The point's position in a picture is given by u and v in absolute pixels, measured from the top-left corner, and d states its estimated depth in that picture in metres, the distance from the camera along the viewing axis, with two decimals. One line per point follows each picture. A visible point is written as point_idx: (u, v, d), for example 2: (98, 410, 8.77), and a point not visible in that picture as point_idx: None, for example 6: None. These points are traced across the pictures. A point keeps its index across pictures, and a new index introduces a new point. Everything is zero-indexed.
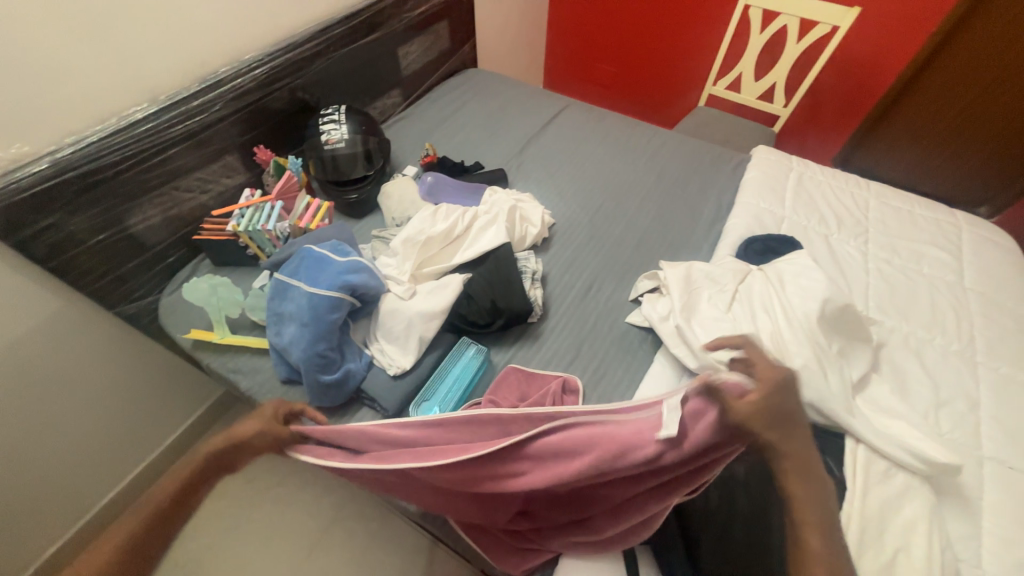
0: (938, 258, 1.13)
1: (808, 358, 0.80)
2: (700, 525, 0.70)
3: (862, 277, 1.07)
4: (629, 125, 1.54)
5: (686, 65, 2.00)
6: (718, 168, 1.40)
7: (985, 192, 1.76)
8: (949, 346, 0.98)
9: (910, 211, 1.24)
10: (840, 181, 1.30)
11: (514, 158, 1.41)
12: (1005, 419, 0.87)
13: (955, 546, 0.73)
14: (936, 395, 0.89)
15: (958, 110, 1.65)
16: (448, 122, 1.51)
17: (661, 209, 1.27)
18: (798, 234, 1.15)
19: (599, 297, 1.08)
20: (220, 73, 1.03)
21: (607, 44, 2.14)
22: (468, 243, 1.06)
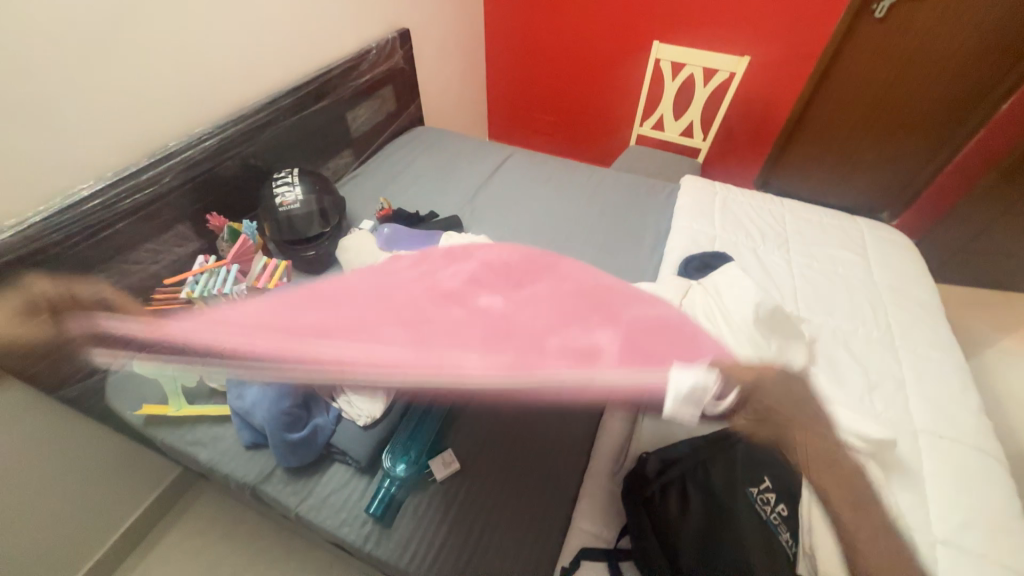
0: (850, 259, 1.28)
1: (751, 359, 0.87)
2: (678, 537, 0.70)
3: (791, 282, 1.19)
4: (569, 166, 1.67)
5: (615, 111, 2.22)
6: (653, 197, 1.54)
7: (889, 193, 2.06)
8: (872, 334, 1.09)
9: (820, 220, 1.41)
10: (757, 201, 1.47)
11: (466, 204, 1.49)
12: (927, 394, 0.98)
13: (908, 517, 0.79)
14: (867, 378, 0.99)
15: (849, 128, 1.95)
16: (401, 177, 1.58)
17: (606, 239, 1.37)
18: (730, 250, 1.27)
19: None
20: (170, 147, 1.06)
21: (544, 97, 2.35)
22: None
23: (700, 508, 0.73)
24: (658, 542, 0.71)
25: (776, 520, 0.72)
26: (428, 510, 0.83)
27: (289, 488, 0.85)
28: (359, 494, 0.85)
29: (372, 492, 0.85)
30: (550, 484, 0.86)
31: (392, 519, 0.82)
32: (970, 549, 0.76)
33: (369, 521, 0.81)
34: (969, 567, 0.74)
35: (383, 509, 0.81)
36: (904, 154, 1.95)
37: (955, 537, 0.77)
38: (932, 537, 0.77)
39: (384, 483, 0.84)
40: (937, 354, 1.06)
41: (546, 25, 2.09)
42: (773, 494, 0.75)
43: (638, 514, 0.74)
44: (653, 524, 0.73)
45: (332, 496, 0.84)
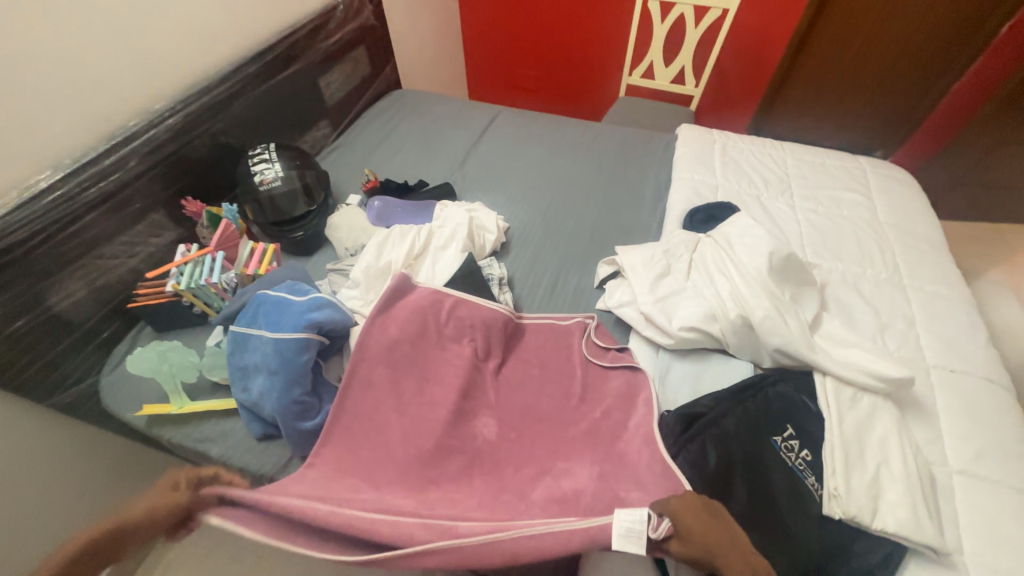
0: (854, 200, 1.25)
1: (768, 309, 0.86)
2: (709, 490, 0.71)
3: (798, 229, 1.16)
4: (561, 123, 1.59)
5: (601, 61, 2.11)
6: (650, 150, 1.48)
7: (885, 131, 2.01)
8: (880, 275, 1.08)
9: (821, 162, 1.37)
10: (757, 146, 1.42)
11: (456, 170, 1.41)
12: (937, 331, 0.98)
13: (926, 451, 0.81)
14: (878, 319, 0.99)
15: (845, 64, 1.87)
16: (384, 146, 1.49)
17: (606, 197, 1.32)
18: (734, 199, 1.23)
19: (567, 288, 1.11)
20: (130, 127, 0.96)
21: (525, 51, 2.21)
22: (429, 263, 1.05)
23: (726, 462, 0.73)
24: None
25: (802, 466, 0.73)
26: None
27: None
28: None
29: None
30: None
31: None
32: (984, 476, 0.78)
33: None
34: (984, 493, 0.76)
35: None
36: (902, 89, 1.88)
37: (971, 466, 0.79)
38: (948, 469, 0.80)
39: None
40: (944, 290, 1.06)
41: None
42: (796, 441, 0.76)
43: None
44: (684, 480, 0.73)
45: None
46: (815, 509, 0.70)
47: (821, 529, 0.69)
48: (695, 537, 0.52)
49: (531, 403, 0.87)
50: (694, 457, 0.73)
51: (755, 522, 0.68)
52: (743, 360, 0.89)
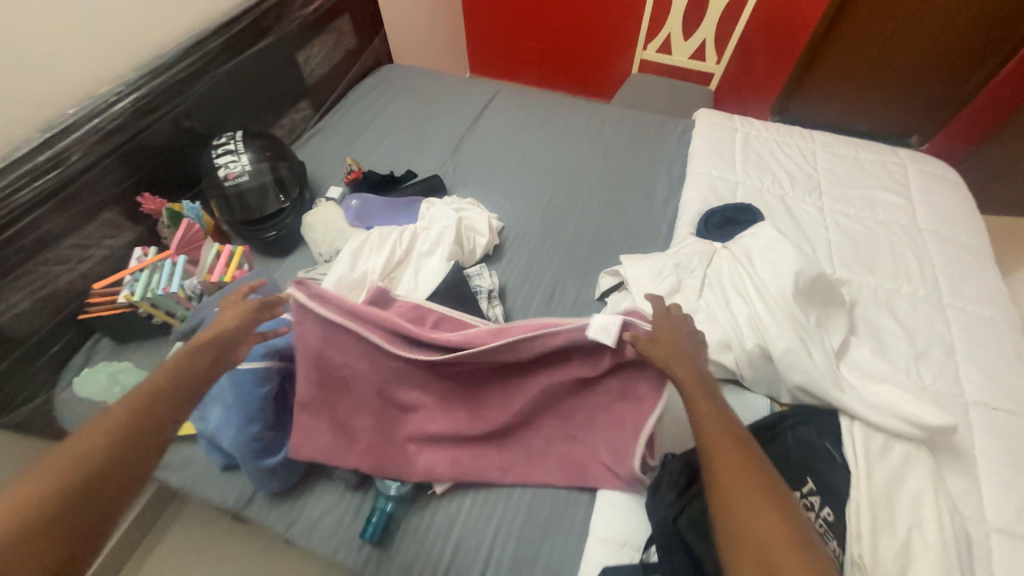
0: (890, 202, 1.12)
1: (792, 339, 0.75)
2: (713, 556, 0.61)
3: (825, 236, 1.04)
4: (565, 105, 1.44)
5: (613, 32, 1.92)
6: (664, 138, 1.34)
7: (923, 113, 1.81)
8: (916, 292, 0.97)
9: (856, 156, 1.23)
10: (783, 136, 1.27)
11: (448, 159, 1.28)
12: (979, 361, 0.87)
13: (961, 504, 0.72)
14: (913, 346, 0.88)
15: (884, 39, 1.66)
16: (370, 130, 1.36)
17: (612, 193, 1.19)
18: (754, 199, 1.10)
19: (565, 300, 1.00)
20: (69, 116, 0.85)
21: (529, 20, 2.02)
22: (411, 273, 0.94)
23: None
24: (687, 556, 0.63)
25: (822, 528, 0.64)
26: (431, 528, 0.74)
27: (272, 512, 0.77)
28: (352, 516, 0.76)
29: (366, 513, 0.76)
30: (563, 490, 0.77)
31: (391, 541, 0.74)
32: None
33: (365, 545, 0.73)
34: None
35: (379, 534, 0.73)
36: (947, 68, 1.67)
37: (1013, 524, 0.70)
38: (986, 526, 0.70)
39: (377, 505, 0.74)
40: (989, 311, 0.94)
41: None
42: (816, 497, 0.67)
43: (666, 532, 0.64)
44: (685, 541, 0.63)
45: (322, 519, 0.76)
46: None
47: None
48: (655, 345, 0.66)
49: (518, 437, 0.79)
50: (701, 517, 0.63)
51: None
52: (759, 394, 0.79)
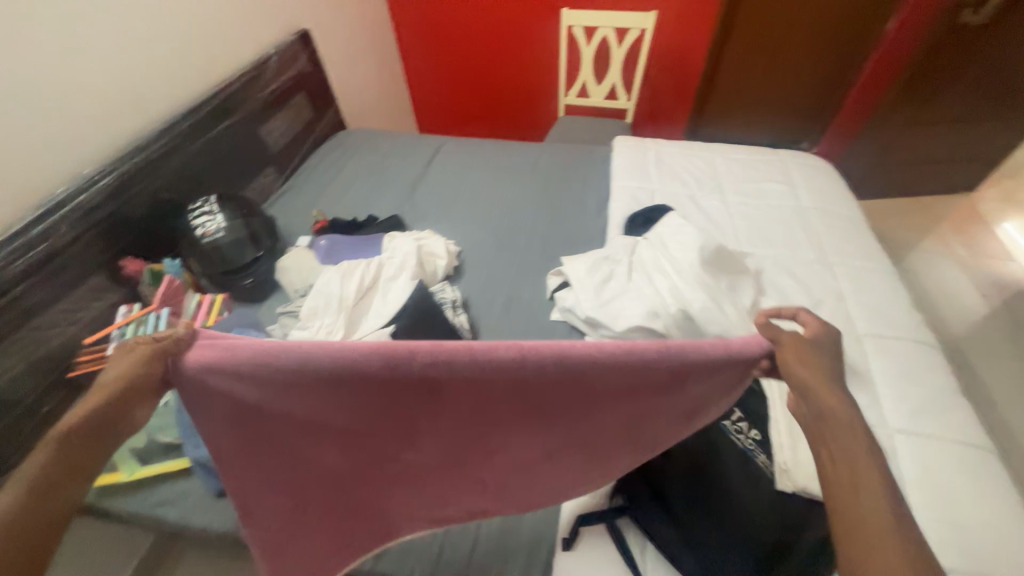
0: (779, 190, 1.34)
1: (705, 300, 0.90)
2: (666, 486, 0.74)
3: (730, 222, 1.24)
4: (503, 147, 1.65)
5: (540, 84, 2.19)
6: (589, 163, 1.56)
7: (807, 124, 2.17)
8: (809, 256, 1.15)
9: (747, 158, 1.47)
10: (687, 149, 1.51)
11: (405, 201, 1.44)
12: (866, 302, 1.04)
13: (867, 416, 0.86)
14: (811, 297, 1.05)
15: (761, 71, 2.02)
16: (332, 186, 1.51)
17: (552, 212, 1.37)
18: (669, 201, 1.31)
19: (521, 304, 1.13)
20: (58, 194, 0.94)
21: (467, 84, 2.30)
22: (381, 295, 1.03)
23: (684, 463, 0.76)
24: (648, 490, 0.75)
25: (752, 445, 0.76)
26: None
27: None
28: None
29: None
30: None
31: None
32: (921, 432, 0.83)
33: None
34: (922, 448, 0.81)
35: None
36: (813, 87, 2.05)
37: (909, 424, 0.84)
38: (888, 430, 0.84)
39: None
40: (868, 264, 1.14)
41: (458, 8, 2.02)
42: (744, 422, 0.79)
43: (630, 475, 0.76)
44: (643, 478, 0.76)
45: None
46: (768, 487, 0.72)
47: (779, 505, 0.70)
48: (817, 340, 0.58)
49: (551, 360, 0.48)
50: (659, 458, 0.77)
51: (708, 517, 0.71)
52: None
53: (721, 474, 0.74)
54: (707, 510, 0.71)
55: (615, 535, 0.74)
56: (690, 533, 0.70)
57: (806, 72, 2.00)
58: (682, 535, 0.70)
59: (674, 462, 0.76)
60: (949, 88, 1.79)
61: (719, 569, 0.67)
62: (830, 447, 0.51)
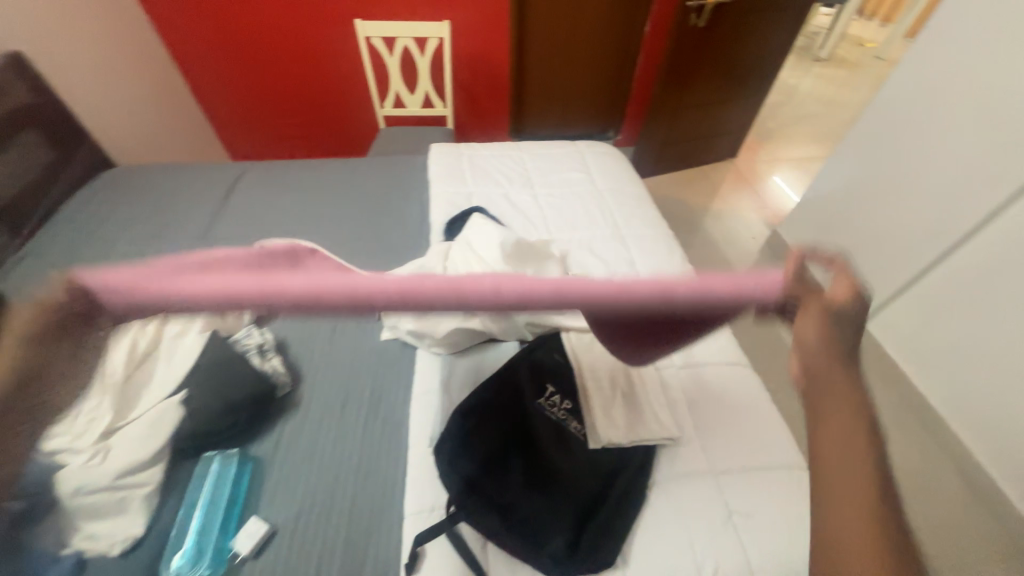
0: (578, 177, 1.50)
1: None
2: (489, 476, 0.75)
3: (540, 213, 1.34)
4: (314, 167, 1.55)
5: (354, 96, 2.11)
6: (407, 173, 1.55)
7: (608, 116, 2.46)
8: (606, 233, 1.31)
9: (550, 152, 1.61)
10: (498, 150, 1.60)
11: (199, 243, 1.26)
12: (650, 264, 1.22)
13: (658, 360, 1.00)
14: (609, 269, 1.19)
15: (559, 73, 2.23)
16: (96, 239, 1.25)
17: (372, 228, 1.33)
18: (484, 202, 1.37)
19: (347, 329, 1.07)
20: None
21: (272, 103, 2.11)
22: (164, 361, 0.88)
23: (504, 445, 0.79)
24: (477, 489, 0.74)
25: (565, 415, 0.84)
26: None
27: None
28: None
29: None
30: (380, 492, 0.81)
31: None
32: (698, 362, 1.00)
33: None
34: (700, 376, 0.97)
35: None
36: (606, 83, 2.32)
37: (690, 358, 1.01)
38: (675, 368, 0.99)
39: None
40: (651, 231, 1.34)
41: (239, 22, 1.83)
42: (557, 396, 0.86)
43: (455, 478, 0.74)
44: (468, 478, 0.75)
45: None
46: (582, 448, 0.81)
47: (590, 460, 0.80)
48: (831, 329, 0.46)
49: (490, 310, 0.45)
50: (479, 449, 0.77)
51: (531, 492, 0.75)
52: (510, 341, 0.98)
53: (538, 448, 0.80)
54: (535, 487, 0.76)
55: (458, 543, 0.72)
56: (520, 514, 0.73)
57: (598, 72, 2.26)
58: (512, 523, 0.72)
59: (495, 449, 0.78)
60: (699, 77, 2.18)
61: (550, 544, 0.71)
62: (808, 427, 0.45)
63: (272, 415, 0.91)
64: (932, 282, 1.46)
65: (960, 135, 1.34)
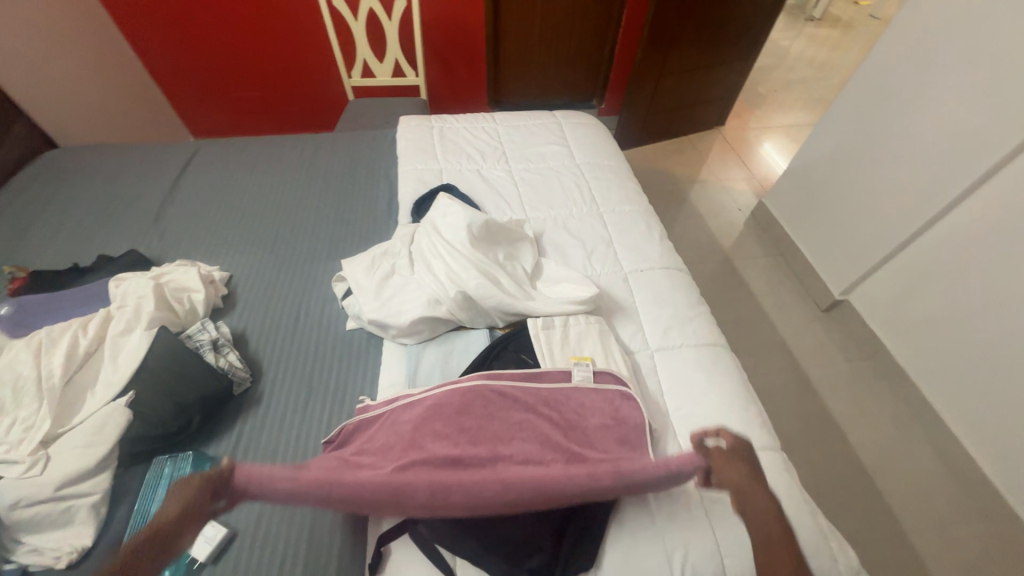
0: (556, 150, 1.43)
1: (479, 278, 0.91)
2: None
3: (514, 190, 1.28)
4: (275, 144, 1.45)
5: (319, 63, 1.97)
6: (375, 149, 1.46)
7: (591, 83, 2.34)
8: (584, 210, 1.25)
9: (526, 124, 1.53)
10: (471, 122, 1.51)
11: (150, 229, 1.18)
12: (628, 242, 1.18)
13: (633, 344, 0.97)
14: (585, 249, 1.14)
15: (539, 36, 2.09)
16: (36, 227, 1.16)
17: (338, 210, 1.26)
18: (456, 179, 1.30)
19: (310, 321, 1.02)
20: None
21: (230, 73, 1.96)
22: (108, 359, 0.82)
23: None
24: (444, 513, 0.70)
25: None
26: None
27: None
28: None
29: None
30: None
31: None
32: (674, 345, 0.97)
33: None
34: (676, 359, 0.95)
35: None
36: (589, 46, 2.19)
37: (665, 342, 0.98)
38: (649, 351, 0.96)
39: None
40: (630, 207, 1.28)
41: None
42: None
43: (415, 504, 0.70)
44: None
45: None
46: None
47: None
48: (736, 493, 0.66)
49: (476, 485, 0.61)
50: None
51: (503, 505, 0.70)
52: (480, 329, 0.94)
53: None
54: None
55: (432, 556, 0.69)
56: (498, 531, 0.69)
57: (580, 34, 2.13)
58: (490, 540, 0.68)
59: None
60: (685, 39, 2.07)
61: (536, 540, 0.69)
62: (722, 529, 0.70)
63: (232, 414, 0.87)
64: (914, 253, 1.44)
65: (950, 99, 1.28)
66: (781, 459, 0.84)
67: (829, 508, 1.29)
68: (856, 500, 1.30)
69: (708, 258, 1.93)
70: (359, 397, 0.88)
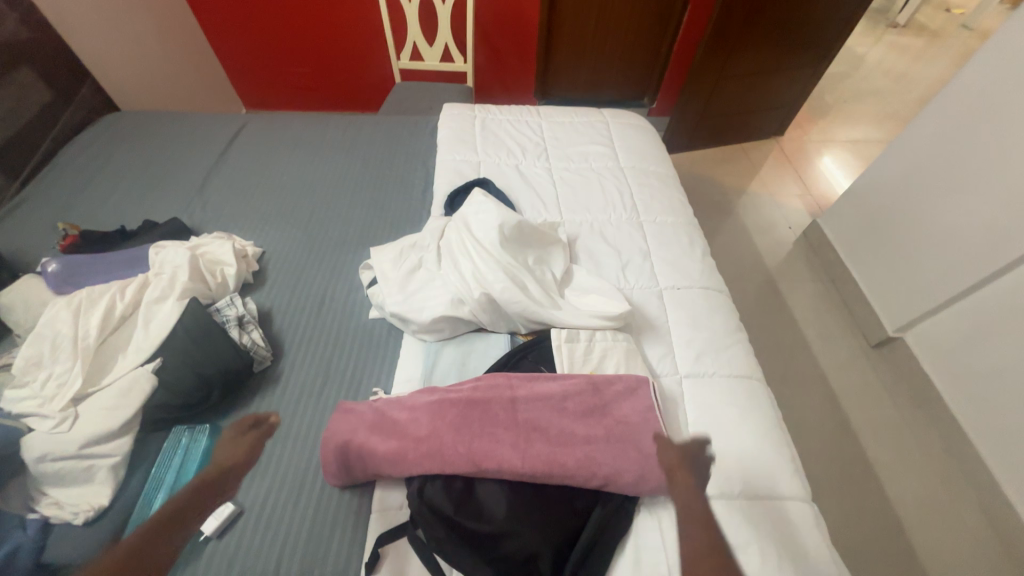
0: (599, 151, 1.36)
1: (505, 281, 0.88)
2: (458, 508, 0.68)
3: (552, 190, 1.23)
4: (318, 123, 1.46)
5: (369, 43, 1.96)
6: (415, 136, 1.44)
7: (645, 81, 2.24)
8: (622, 217, 1.19)
9: (571, 120, 1.47)
10: (514, 114, 1.46)
11: (192, 199, 1.21)
12: (666, 255, 1.11)
13: (661, 367, 0.92)
14: (620, 259, 1.08)
15: (594, 28, 2.00)
16: (90, 188, 1.21)
17: (372, 195, 1.25)
18: (493, 173, 1.26)
19: (334, 305, 1.02)
20: None
21: (283, 48, 1.98)
22: (140, 325, 0.84)
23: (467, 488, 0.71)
24: (444, 521, 0.67)
25: None
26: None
27: None
28: None
29: None
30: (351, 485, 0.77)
31: None
32: (705, 373, 0.91)
33: None
34: (705, 388, 0.89)
35: None
36: (646, 42, 2.08)
37: (695, 368, 0.92)
38: (677, 376, 0.91)
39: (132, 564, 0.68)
40: (671, 218, 1.21)
41: None
42: None
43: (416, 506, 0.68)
44: (432, 506, 0.68)
45: None
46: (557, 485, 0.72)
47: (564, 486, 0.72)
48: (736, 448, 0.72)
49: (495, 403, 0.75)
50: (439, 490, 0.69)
51: (505, 522, 0.67)
52: (502, 333, 0.91)
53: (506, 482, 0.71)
54: (521, 506, 0.69)
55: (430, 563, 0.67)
56: (499, 549, 0.66)
57: (637, 30, 2.02)
58: (491, 556, 0.66)
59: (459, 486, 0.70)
60: (752, 40, 1.93)
61: (536, 563, 0.66)
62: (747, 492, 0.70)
63: (250, 391, 0.88)
64: (987, 296, 1.30)
65: None
66: (811, 510, 0.78)
67: (855, 560, 1.20)
68: (886, 558, 1.20)
69: (750, 278, 1.82)
70: (373, 388, 0.88)
